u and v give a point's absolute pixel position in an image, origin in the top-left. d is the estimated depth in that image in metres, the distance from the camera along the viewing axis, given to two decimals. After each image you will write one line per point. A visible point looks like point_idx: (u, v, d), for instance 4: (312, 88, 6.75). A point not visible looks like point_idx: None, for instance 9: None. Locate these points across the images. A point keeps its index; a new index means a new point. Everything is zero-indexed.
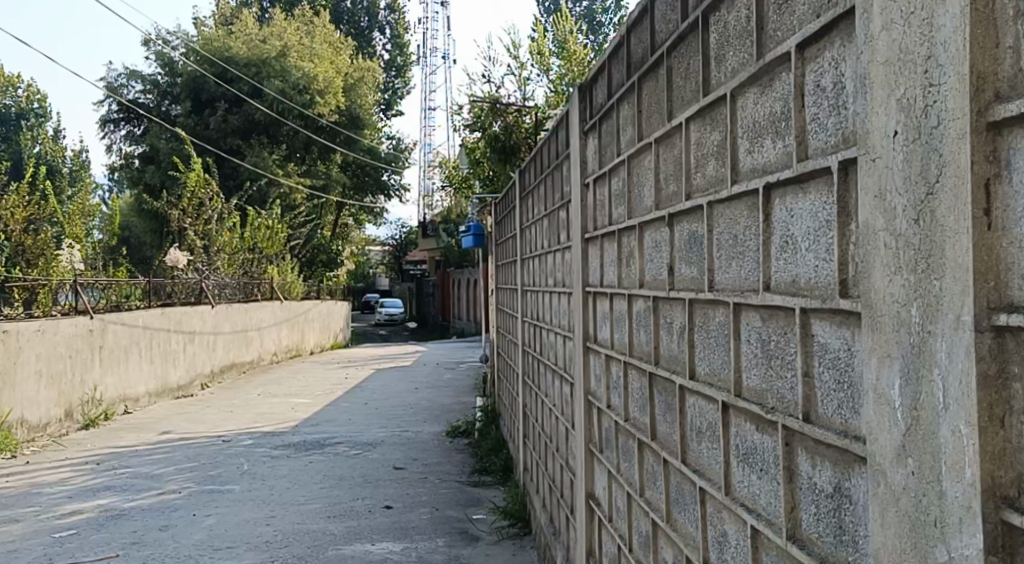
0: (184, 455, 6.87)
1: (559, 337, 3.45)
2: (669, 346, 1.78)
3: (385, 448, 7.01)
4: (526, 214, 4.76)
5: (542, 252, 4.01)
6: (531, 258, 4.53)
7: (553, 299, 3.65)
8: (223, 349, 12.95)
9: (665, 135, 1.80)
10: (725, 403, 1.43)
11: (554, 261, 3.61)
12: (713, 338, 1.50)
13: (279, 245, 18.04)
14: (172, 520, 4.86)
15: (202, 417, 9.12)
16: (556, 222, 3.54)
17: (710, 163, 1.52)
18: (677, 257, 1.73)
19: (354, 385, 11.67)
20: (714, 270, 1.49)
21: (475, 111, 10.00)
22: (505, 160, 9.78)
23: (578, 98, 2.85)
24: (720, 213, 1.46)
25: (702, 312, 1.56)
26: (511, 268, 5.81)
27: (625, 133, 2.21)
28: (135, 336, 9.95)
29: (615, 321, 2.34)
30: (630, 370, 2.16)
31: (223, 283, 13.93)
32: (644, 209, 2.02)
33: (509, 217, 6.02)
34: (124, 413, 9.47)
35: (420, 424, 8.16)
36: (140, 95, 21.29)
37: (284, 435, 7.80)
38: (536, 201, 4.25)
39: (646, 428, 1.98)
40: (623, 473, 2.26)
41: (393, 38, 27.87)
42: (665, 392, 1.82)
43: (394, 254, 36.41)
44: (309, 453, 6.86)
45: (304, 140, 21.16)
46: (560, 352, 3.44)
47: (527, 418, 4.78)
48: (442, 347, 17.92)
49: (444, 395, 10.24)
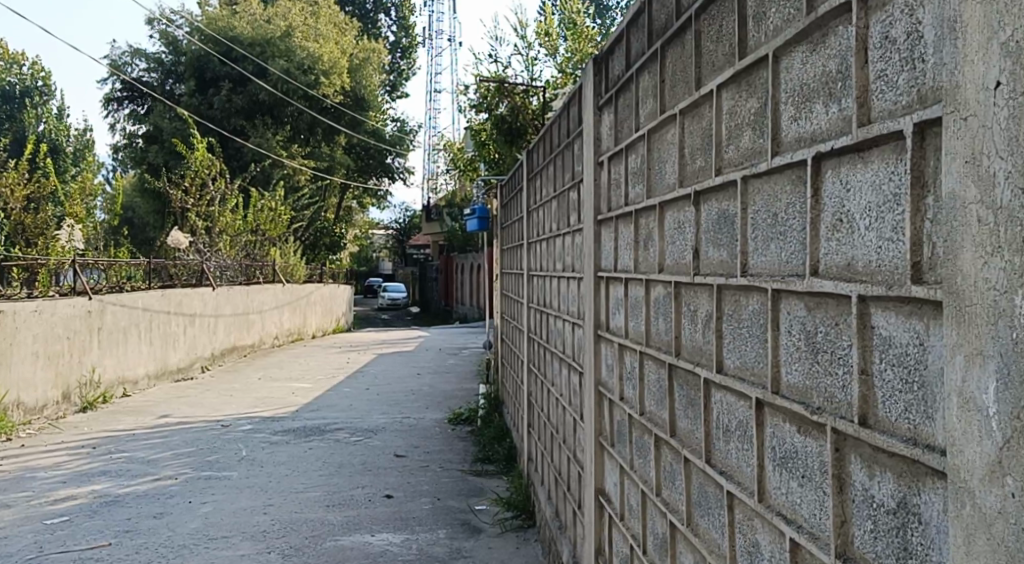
0: (181, 440, 6.77)
1: (567, 323, 3.33)
2: (693, 334, 1.64)
3: (386, 434, 6.90)
4: (534, 196, 4.61)
5: (550, 236, 3.88)
6: (538, 242, 4.39)
7: (561, 284, 3.51)
8: (224, 332, 12.85)
9: (693, 105, 1.66)
10: (758, 401, 1.29)
11: (563, 245, 3.48)
12: (746, 327, 1.36)
13: (282, 227, 17.90)
14: (166, 507, 4.76)
15: (201, 401, 9.03)
16: (567, 204, 3.39)
17: (745, 134, 1.37)
18: (704, 238, 1.59)
19: (356, 369, 11.56)
20: (748, 252, 1.35)
21: (481, 92, 9.80)
22: (511, 142, 9.61)
23: (592, 71, 2.70)
24: (757, 189, 1.31)
25: (733, 298, 1.42)
26: (517, 252, 5.67)
27: (645, 106, 2.06)
28: (134, 318, 9.84)
29: (630, 307, 2.20)
30: (646, 361, 2.02)
31: (225, 265, 13.80)
32: (665, 187, 1.88)
33: (516, 199, 5.86)
34: (123, 395, 9.39)
35: (422, 410, 8.05)
36: (144, 74, 21.18)
37: (284, 420, 7.70)
38: (545, 182, 4.11)
39: (665, 423, 1.84)
40: (637, 469, 2.13)
41: (399, 19, 27.61)
42: (687, 385, 1.69)
43: (398, 238, 36.27)
44: (309, 439, 6.76)
45: (308, 121, 20.98)
46: (568, 339, 3.31)
47: (532, 406, 4.67)
48: (445, 332, 17.81)
49: (447, 380, 10.13)
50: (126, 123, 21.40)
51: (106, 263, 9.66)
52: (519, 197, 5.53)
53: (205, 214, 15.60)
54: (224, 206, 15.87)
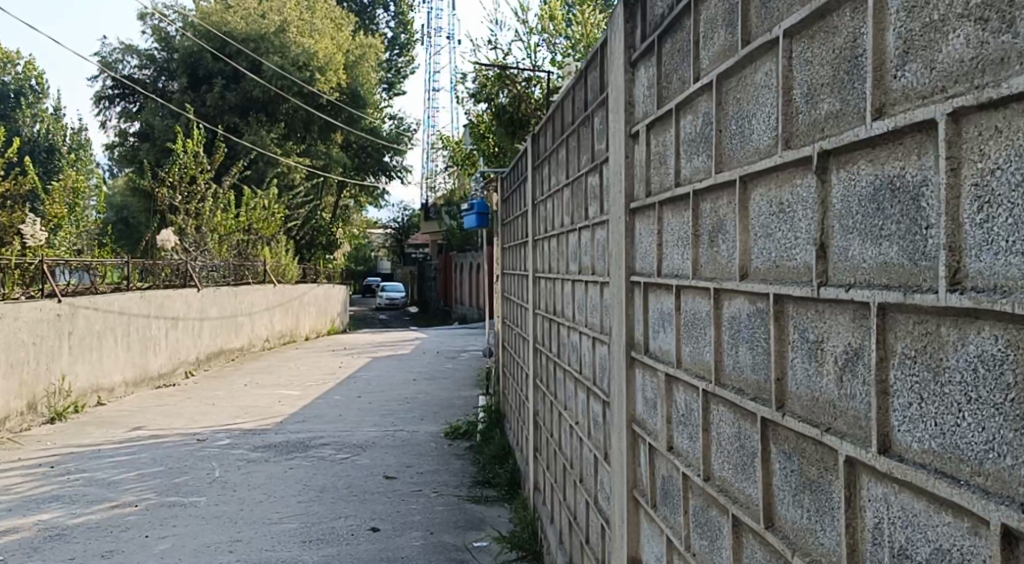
0: (151, 457, 6.19)
1: (583, 336, 2.76)
2: (816, 382, 1.04)
3: (376, 452, 6.28)
4: (539, 186, 4.04)
5: (561, 232, 3.30)
6: (544, 239, 3.83)
7: (577, 289, 2.91)
8: (210, 336, 12.26)
9: (811, 18, 1.04)
10: (1006, 529, 0.68)
11: (578, 243, 2.91)
12: (963, 382, 0.75)
13: (276, 226, 17.23)
14: (119, 544, 4.16)
15: (180, 411, 8.44)
16: (584, 192, 2.78)
17: (963, 35, 0.75)
18: (839, 224, 0.98)
19: (349, 375, 10.95)
20: (961, 244, 0.74)
21: (481, 81, 9.22)
22: (512, 133, 9.10)
23: (623, 16, 2.09)
24: (996, 127, 0.70)
25: (921, 329, 0.81)
26: (520, 250, 5.09)
27: (711, 40, 1.45)
28: (110, 320, 9.26)
29: (686, 326, 1.60)
30: (715, 406, 1.42)
31: (212, 264, 13.20)
32: (749, 153, 1.27)
33: (518, 191, 5.26)
34: (97, 404, 8.80)
35: (416, 423, 7.43)
36: (137, 71, 20.55)
37: (266, 434, 7.10)
38: (553, 168, 3.54)
39: (755, 510, 1.23)
40: (697, 554, 1.52)
41: (398, 14, 26.82)
42: (799, 456, 1.08)
43: (397, 238, 35.65)
44: (292, 457, 6.16)
45: (304, 119, 20.36)
46: (584, 356, 2.74)
47: (538, 424, 4.11)
48: (444, 334, 17.20)
49: (445, 388, 9.50)
50: (118, 120, 20.85)
51: (83, 263, 9.06)
52: (521, 188, 4.94)
53: (194, 212, 14.87)
54: (216, 204, 15.25)
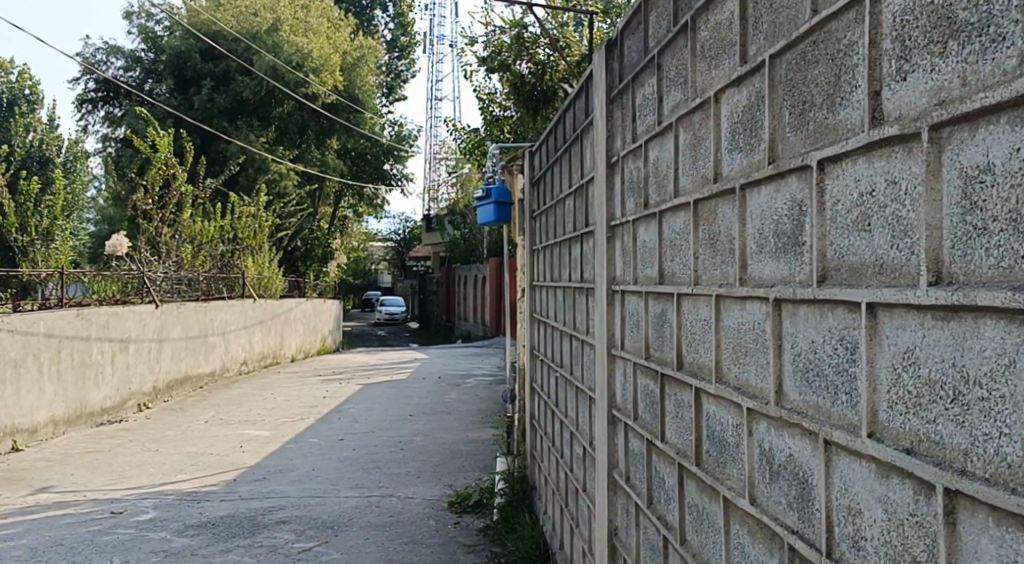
0: (32, 546, 4.37)
1: (847, 454, 1.01)
2: None
3: (351, 538, 4.44)
4: (621, 128, 2.32)
5: (713, 195, 1.54)
6: (639, 219, 2.09)
7: (820, 322, 1.10)
8: (172, 360, 10.44)
9: None
10: None
11: (806, 200, 1.15)
12: None
13: (262, 235, 15.44)
14: None
15: (108, 463, 6.60)
16: (876, 51, 0.96)
17: None
18: None
19: (333, 409, 9.13)
20: None
21: (494, 47, 7.76)
22: (534, 110, 7.42)
23: None
24: None
25: None
26: (567, 249, 3.30)
27: None
28: (31, 346, 7.44)
29: None
30: None
31: (182, 275, 11.36)
32: None
33: (561, 160, 3.52)
34: (12, 451, 7.02)
35: (408, 485, 5.58)
36: (122, 72, 18.71)
37: (207, 503, 5.26)
38: (675, 71, 1.81)
39: None
40: None
41: (397, 16, 24.96)
42: None
43: (399, 250, 33.78)
44: (229, 548, 4.31)
45: (298, 124, 18.59)
46: (862, 520, 0.97)
47: (617, 543, 2.37)
48: (447, 353, 15.41)
49: (447, 428, 7.68)
50: (100, 126, 18.99)
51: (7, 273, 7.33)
52: (571, 152, 3.22)
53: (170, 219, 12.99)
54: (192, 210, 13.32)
